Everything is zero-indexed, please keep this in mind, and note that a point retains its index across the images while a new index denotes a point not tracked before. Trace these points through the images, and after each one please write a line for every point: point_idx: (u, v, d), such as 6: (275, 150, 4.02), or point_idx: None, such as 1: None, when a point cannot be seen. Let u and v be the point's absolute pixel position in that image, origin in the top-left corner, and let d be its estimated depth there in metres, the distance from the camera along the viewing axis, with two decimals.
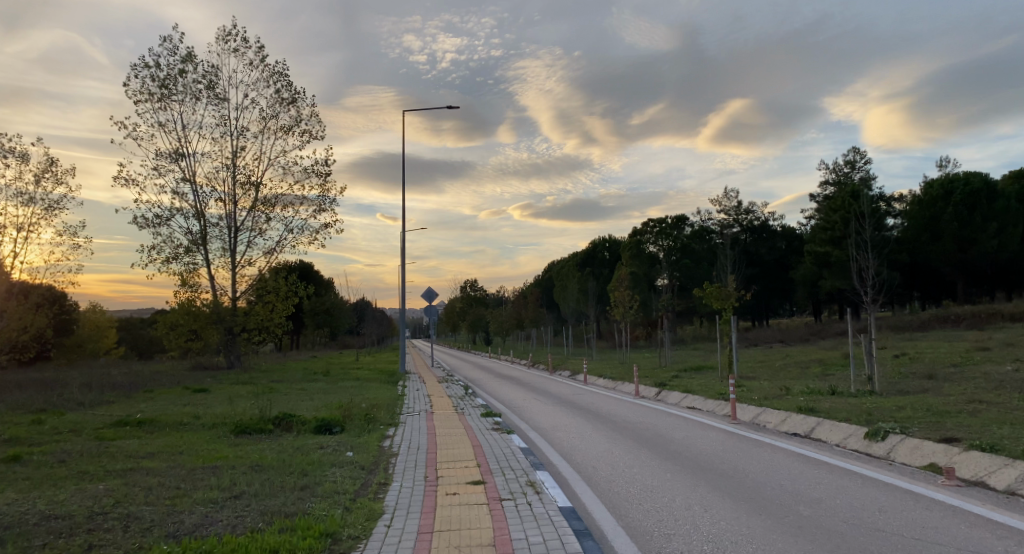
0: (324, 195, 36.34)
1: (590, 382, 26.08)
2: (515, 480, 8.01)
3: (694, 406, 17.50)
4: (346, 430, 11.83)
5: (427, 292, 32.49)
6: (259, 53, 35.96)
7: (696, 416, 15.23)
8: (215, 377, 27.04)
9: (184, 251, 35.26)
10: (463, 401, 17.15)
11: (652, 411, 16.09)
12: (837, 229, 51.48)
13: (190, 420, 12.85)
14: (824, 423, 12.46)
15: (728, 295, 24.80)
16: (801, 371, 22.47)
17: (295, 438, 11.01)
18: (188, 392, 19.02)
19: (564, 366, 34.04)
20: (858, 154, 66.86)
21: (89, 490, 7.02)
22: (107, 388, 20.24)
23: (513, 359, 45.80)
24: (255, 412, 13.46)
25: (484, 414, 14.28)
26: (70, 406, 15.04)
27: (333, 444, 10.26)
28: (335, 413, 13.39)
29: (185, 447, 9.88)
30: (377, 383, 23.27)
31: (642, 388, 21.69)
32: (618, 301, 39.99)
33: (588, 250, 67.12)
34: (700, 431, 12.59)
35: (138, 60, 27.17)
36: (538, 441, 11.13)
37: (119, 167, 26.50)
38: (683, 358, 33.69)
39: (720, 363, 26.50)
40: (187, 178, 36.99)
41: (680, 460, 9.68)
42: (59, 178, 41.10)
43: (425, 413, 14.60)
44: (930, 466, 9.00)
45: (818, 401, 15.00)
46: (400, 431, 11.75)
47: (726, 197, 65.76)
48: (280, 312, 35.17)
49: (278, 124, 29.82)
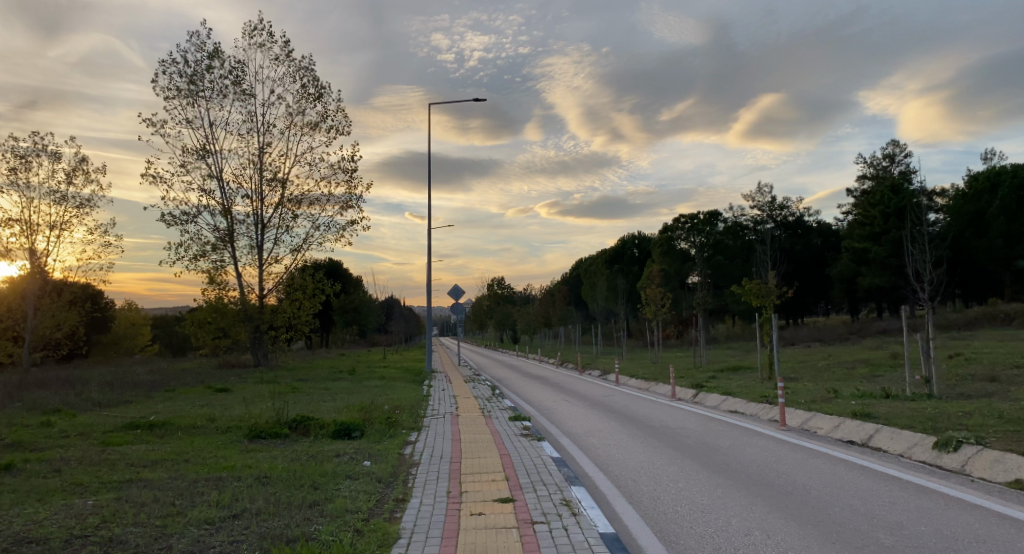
0: (350, 191, 35.96)
1: (622, 383, 25.13)
2: (548, 498, 7.15)
3: (736, 409, 16.46)
4: (367, 435, 11.12)
5: (454, 289, 31.84)
6: (285, 47, 35.68)
7: (740, 421, 14.25)
8: (239, 376, 26.71)
9: (210, 248, 35.09)
10: (490, 403, 16.32)
11: (692, 415, 15.18)
12: (877, 225, 49.69)
13: (205, 422, 12.24)
14: (883, 431, 11.42)
15: (768, 292, 23.68)
16: (848, 373, 21.23)
17: (310, 444, 10.33)
18: (207, 392, 18.49)
19: (594, 364, 33.16)
20: (898, 147, 64.81)
21: (77, 507, 6.36)
22: (130, 386, 19.90)
23: (540, 357, 44.93)
24: (271, 414, 12.83)
25: (513, 417, 13.49)
26: (85, 406, 14.52)
27: (350, 452, 9.53)
28: (356, 415, 12.68)
29: (192, 454, 9.19)
30: (403, 383, 22.60)
31: (678, 390, 20.68)
32: (650, 298, 38.92)
33: (618, 247, 65.88)
34: (746, 438, 11.64)
35: (166, 59, 28.29)
36: (572, 449, 10.34)
37: (147, 164, 27.83)
38: (719, 358, 32.49)
39: (760, 363, 25.37)
40: (214, 174, 36.80)
41: (731, 474, 8.81)
42: (89, 176, 41.31)
43: (450, 415, 13.86)
44: (1016, 483, 7.97)
45: (873, 406, 13.88)
46: (423, 437, 11.02)
47: (760, 192, 64.21)
48: (307, 310, 34.90)
49: (302, 121, 30.55)
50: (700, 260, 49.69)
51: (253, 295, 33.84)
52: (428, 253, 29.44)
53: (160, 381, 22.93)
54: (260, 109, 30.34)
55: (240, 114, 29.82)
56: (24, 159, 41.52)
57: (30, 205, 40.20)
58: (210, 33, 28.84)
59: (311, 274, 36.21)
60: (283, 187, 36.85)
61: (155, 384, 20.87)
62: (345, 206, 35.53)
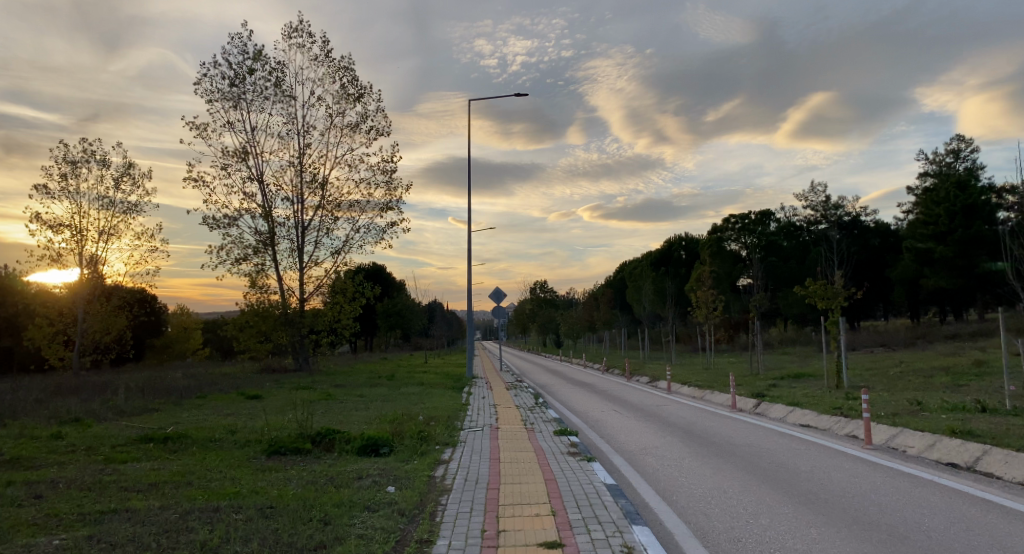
0: (390, 193, 35.19)
1: (674, 391, 23.62)
2: (605, 542, 5.84)
3: (808, 424, 14.81)
4: (396, 451, 9.98)
5: (495, 292, 30.72)
6: (325, 47, 35.13)
7: (814, 437, 12.74)
8: (276, 382, 25.83)
9: (252, 252, 34.70)
10: (534, 415, 14.97)
11: (758, 429, 13.68)
12: (941, 224, 46.60)
13: (224, 435, 11.24)
14: (992, 453, 9.80)
15: (835, 294, 21.85)
16: (927, 381, 19.29)
17: (334, 462, 9.25)
18: (239, 399, 17.65)
19: (643, 371, 31.50)
20: (963, 142, 61.56)
21: (36, 550, 5.28)
22: (163, 392, 19.20)
23: (586, 363, 43.43)
24: (297, 425, 11.79)
25: (558, 431, 12.17)
26: (105, 415, 13.67)
27: (375, 473, 8.39)
28: (385, 428, 11.55)
29: (197, 475, 8.12)
30: (442, 390, 21.44)
31: (738, 399, 19.05)
32: (700, 301, 37.08)
33: (664, 248, 63.94)
34: (829, 459, 10.16)
35: (211, 60, 27.72)
36: (627, 472, 9.05)
37: (188, 168, 27.39)
38: (777, 365, 30.65)
39: (825, 371, 23.58)
40: (255, 178, 36.41)
41: (825, 512, 7.41)
42: (136, 181, 41.59)
43: (489, 428, 12.61)
44: None
45: (973, 422, 12.14)
46: (457, 455, 9.79)
47: (814, 191, 61.72)
48: (348, 313, 34.09)
49: (343, 122, 29.54)
50: (755, 262, 47.61)
51: (294, 299, 33.22)
52: (468, 257, 28.44)
53: (195, 386, 22.31)
54: (302, 109, 29.49)
55: (281, 115, 29.09)
56: (74, 165, 41.90)
57: (79, 211, 40.50)
58: (253, 34, 28.14)
59: (352, 277, 35.46)
60: (323, 190, 36.29)
61: (187, 391, 20.02)
62: (385, 209, 34.80)
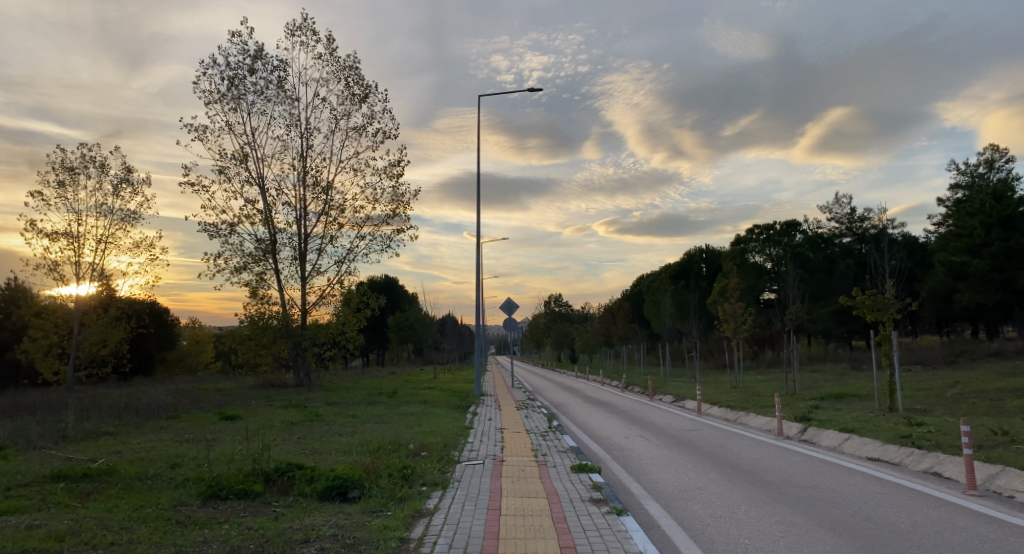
0: (398, 198, 33.07)
1: (704, 412, 21.22)
2: None
3: (875, 456, 12.30)
4: (368, 497, 7.73)
5: (505, 303, 28.49)
6: (328, 45, 33.33)
7: (893, 475, 10.33)
8: (268, 400, 23.68)
9: (252, 261, 32.75)
10: (547, 444, 12.60)
11: (820, 464, 11.28)
12: (976, 236, 43.58)
13: (161, 470, 8.99)
14: None
15: (887, 305, 19.39)
16: (996, 406, 16.80)
17: (283, 513, 7.00)
18: (212, 421, 15.60)
19: (667, 388, 29.14)
20: (998, 151, 58.91)
21: None
22: (130, 412, 16.99)
23: (603, 379, 40.89)
24: (251, 454, 9.58)
25: (578, 466, 9.84)
26: (41, 441, 11.52)
27: (327, 534, 6.11)
28: (363, 461, 9.30)
29: (78, 538, 5.81)
30: (444, 411, 19.19)
31: (783, 424, 16.55)
32: (727, 316, 34.46)
33: (683, 262, 60.83)
34: (931, 512, 7.75)
35: (210, 60, 26.73)
36: (679, 535, 6.77)
37: (183, 173, 26.23)
38: (813, 384, 28.13)
39: (874, 391, 21.06)
40: (254, 182, 34.60)
41: None
42: (135, 190, 40.24)
43: (493, 461, 10.36)
44: None
45: None
46: (445, 504, 7.49)
47: (840, 203, 59.36)
48: (352, 325, 31.92)
49: (349, 124, 28.44)
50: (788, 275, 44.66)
51: (296, 310, 31.03)
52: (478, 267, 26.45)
53: (172, 403, 20.09)
54: (305, 111, 28.37)
55: (283, 117, 27.99)
56: (71, 173, 40.43)
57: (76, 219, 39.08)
58: (253, 30, 27.14)
59: (357, 287, 33.37)
60: (326, 196, 34.38)
61: (159, 409, 17.90)
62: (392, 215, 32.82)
